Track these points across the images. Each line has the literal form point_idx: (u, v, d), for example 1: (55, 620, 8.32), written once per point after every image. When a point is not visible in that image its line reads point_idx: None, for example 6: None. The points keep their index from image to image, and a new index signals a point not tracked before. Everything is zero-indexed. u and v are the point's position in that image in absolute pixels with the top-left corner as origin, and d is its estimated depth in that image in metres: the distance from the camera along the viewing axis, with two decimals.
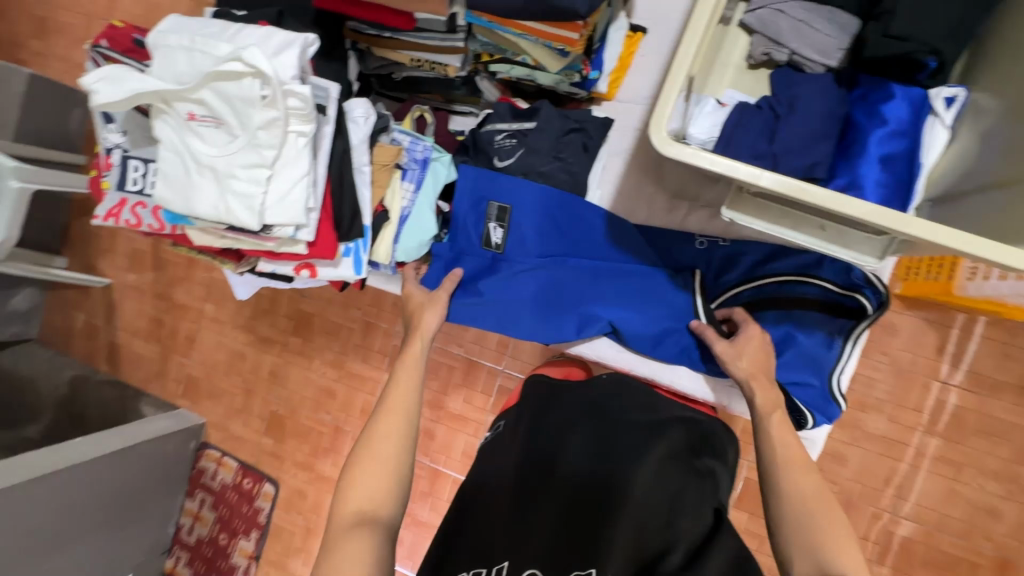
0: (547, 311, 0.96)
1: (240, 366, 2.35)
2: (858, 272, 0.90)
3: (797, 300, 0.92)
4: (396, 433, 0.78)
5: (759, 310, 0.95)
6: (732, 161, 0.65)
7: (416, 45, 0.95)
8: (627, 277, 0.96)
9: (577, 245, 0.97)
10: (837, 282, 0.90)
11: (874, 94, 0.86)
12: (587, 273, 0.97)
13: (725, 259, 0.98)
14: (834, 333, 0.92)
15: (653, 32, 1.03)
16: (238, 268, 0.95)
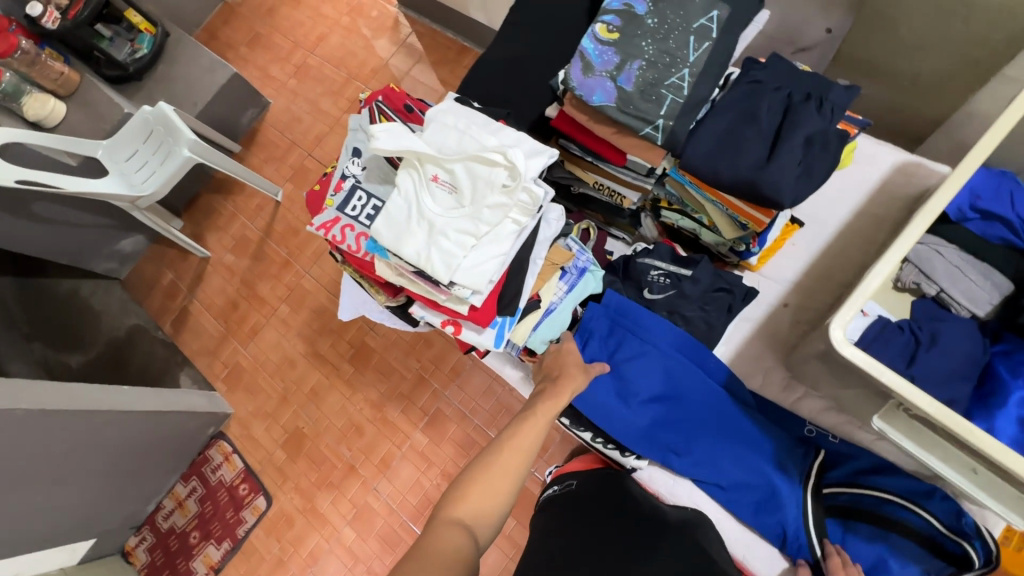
0: (659, 438, 1.01)
1: (287, 372, 2.42)
2: (969, 520, 0.85)
3: (895, 524, 0.88)
4: (511, 456, 0.84)
5: (853, 518, 0.92)
6: (902, 377, 0.70)
7: (608, 175, 1.09)
8: (757, 459, 0.96)
9: (723, 408, 1.00)
10: (944, 522, 0.86)
11: (1018, 353, 0.91)
12: (724, 433, 0.99)
13: (836, 456, 0.98)
14: (931, 572, 0.86)
15: (809, 227, 1.14)
16: (390, 301, 1.04)
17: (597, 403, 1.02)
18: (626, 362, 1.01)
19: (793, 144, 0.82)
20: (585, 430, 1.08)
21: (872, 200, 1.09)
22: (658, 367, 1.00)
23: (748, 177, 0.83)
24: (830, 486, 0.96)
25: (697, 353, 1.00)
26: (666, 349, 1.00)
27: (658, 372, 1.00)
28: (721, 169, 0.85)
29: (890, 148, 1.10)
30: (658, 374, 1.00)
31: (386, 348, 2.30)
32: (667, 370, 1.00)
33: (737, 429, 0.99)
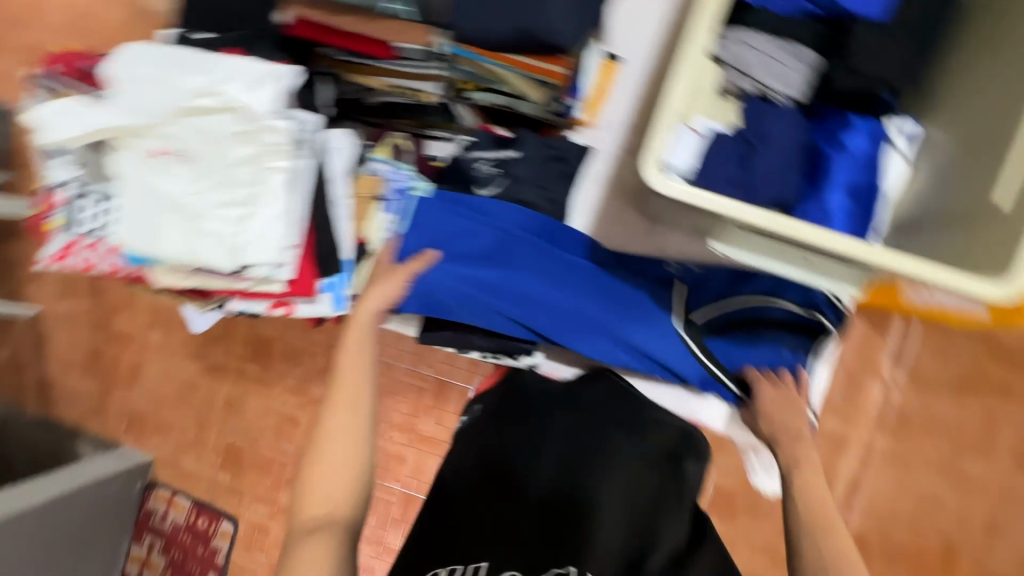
0: (535, 319, 0.93)
1: (193, 397, 2.20)
2: (819, 293, 0.89)
3: (762, 321, 0.92)
4: (342, 423, 0.75)
5: (724, 331, 0.94)
6: (728, 200, 0.66)
7: (393, 72, 0.95)
8: (623, 302, 0.95)
9: (585, 272, 0.95)
10: (800, 304, 0.89)
11: (836, 123, 0.92)
12: (591, 291, 0.94)
13: (698, 282, 0.95)
14: (799, 348, 0.93)
15: (629, 61, 1.03)
16: (205, 306, 0.89)
17: (450, 311, 0.92)
18: (464, 255, 0.92)
19: None
20: (473, 350, 1.02)
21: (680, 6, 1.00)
22: (495, 245, 0.92)
23: None
24: (696, 312, 0.95)
25: (530, 220, 0.93)
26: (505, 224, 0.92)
27: (496, 251, 0.92)
28: None
29: None
30: (499, 254, 0.92)
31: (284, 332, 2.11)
32: (507, 246, 0.92)
33: (606, 285, 0.95)
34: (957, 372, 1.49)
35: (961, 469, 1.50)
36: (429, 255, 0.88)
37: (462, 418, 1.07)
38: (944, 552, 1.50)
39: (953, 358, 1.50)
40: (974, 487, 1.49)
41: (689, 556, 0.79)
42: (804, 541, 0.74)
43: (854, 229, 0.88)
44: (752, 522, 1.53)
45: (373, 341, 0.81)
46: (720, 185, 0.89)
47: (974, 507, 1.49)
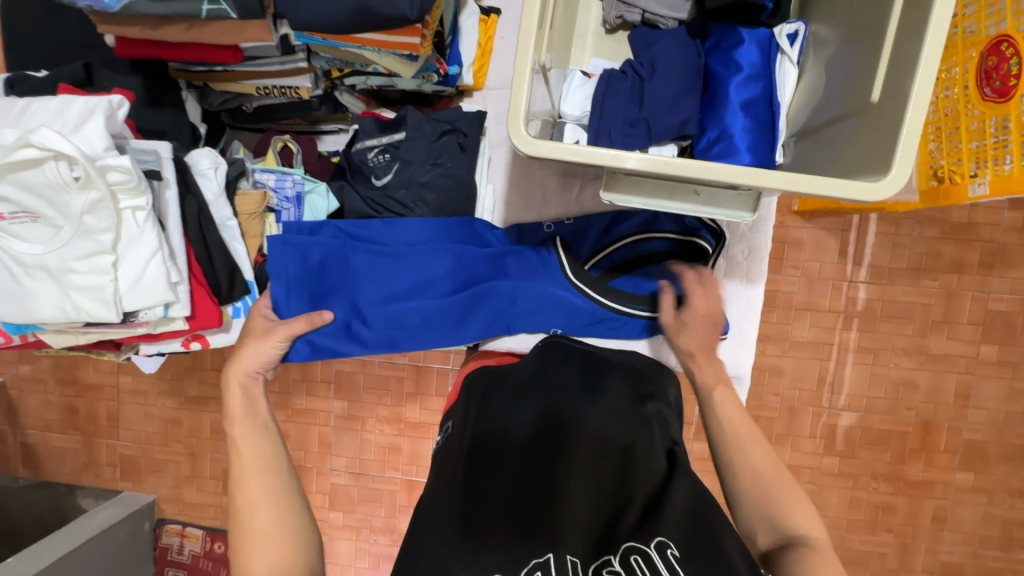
0: (436, 326, 0.89)
1: (178, 431, 1.92)
2: (690, 217, 0.92)
3: (646, 257, 0.93)
4: (261, 481, 0.68)
5: (614, 278, 0.93)
6: (600, 149, 0.64)
7: (254, 74, 0.87)
8: (521, 274, 0.92)
9: (467, 258, 0.90)
10: (675, 231, 0.91)
11: (725, 41, 0.87)
12: (485, 273, 0.91)
13: (575, 234, 0.95)
14: (691, 275, 0.93)
15: (507, 12, 0.99)
16: (120, 355, 0.95)
17: (339, 346, 0.88)
18: (341, 285, 0.88)
19: None
20: None
21: None
22: (370, 258, 0.88)
23: (357, 3, 0.66)
24: (588, 262, 0.94)
25: (402, 227, 0.90)
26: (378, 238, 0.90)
27: (371, 267, 0.88)
28: (326, 10, 0.68)
29: None
30: (377, 269, 0.88)
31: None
32: (380, 260, 0.88)
33: (494, 265, 0.91)
34: (912, 257, 1.51)
35: (929, 347, 1.53)
36: (321, 315, 0.85)
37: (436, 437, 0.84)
38: (924, 428, 1.56)
39: (906, 245, 1.51)
40: (943, 363, 1.53)
41: (667, 496, 0.67)
42: (734, 460, 0.76)
43: (761, 149, 0.84)
44: None
45: (264, 403, 0.75)
46: (615, 125, 0.87)
47: (944, 381, 1.54)
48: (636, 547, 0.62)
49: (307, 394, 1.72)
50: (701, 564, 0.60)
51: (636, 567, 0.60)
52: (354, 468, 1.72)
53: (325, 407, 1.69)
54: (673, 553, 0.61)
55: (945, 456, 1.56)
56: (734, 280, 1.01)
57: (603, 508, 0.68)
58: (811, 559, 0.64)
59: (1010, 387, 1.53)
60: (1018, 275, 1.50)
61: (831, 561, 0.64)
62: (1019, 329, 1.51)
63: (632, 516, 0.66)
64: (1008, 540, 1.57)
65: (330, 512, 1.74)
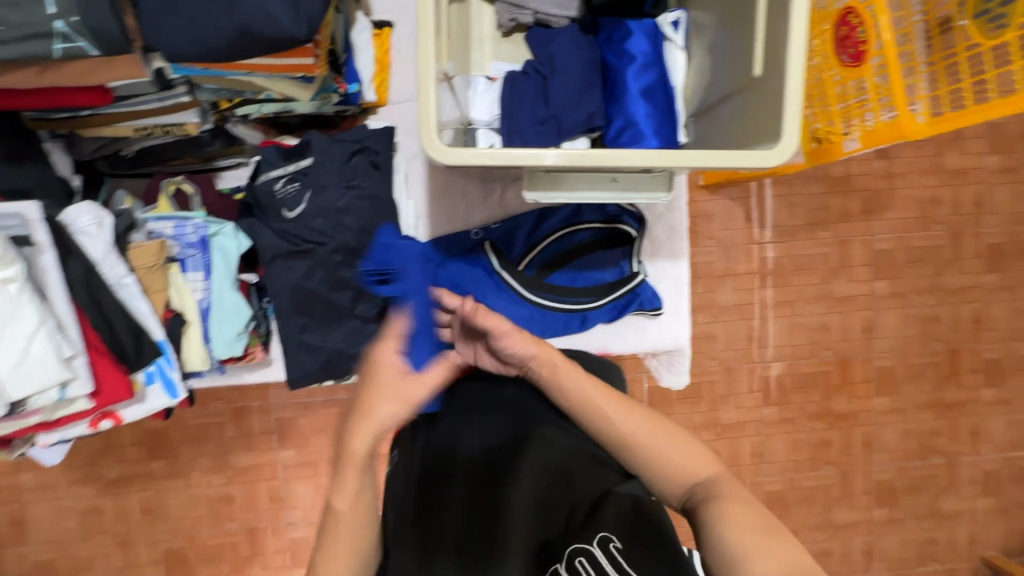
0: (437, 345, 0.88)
1: (99, 523, 1.65)
2: (610, 205, 0.94)
3: (576, 249, 0.95)
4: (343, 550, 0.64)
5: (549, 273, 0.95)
6: (514, 149, 0.65)
7: (129, 114, 0.80)
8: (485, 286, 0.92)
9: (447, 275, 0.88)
10: (599, 220, 0.94)
11: (616, 33, 0.91)
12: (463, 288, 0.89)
13: (504, 237, 0.96)
14: (620, 259, 0.97)
15: (400, 24, 0.97)
16: (14, 451, 0.85)
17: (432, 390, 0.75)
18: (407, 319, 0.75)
19: None
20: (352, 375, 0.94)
21: None
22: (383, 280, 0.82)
23: (237, 28, 0.62)
24: (521, 262, 0.95)
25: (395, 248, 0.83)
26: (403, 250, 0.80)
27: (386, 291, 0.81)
28: (206, 37, 0.63)
29: None
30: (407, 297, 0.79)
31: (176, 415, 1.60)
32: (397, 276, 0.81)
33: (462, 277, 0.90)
34: (807, 214, 1.66)
35: (834, 292, 1.69)
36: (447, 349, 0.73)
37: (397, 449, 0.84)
38: (842, 364, 1.72)
39: (800, 203, 1.66)
40: (847, 303, 1.70)
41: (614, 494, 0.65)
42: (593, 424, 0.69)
43: (666, 131, 0.89)
44: (688, 406, 1.68)
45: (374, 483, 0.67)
46: (525, 126, 0.89)
47: (851, 320, 1.71)
48: (580, 548, 0.61)
49: (248, 450, 1.60)
50: (643, 557, 0.58)
51: (581, 569, 0.60)
52: (313, 517, 1.61)
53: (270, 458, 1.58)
54: (615, 545, 0.60)
55: (863, 386, 1.73)
56: (660, 258, 1.06)
57: (545, 511, 0.68)
58: (713, 503, 0.59)
59: (904, 315, 1.72)
60: (894, 216, 1.69)
61: (733, 498, 0.58)
62: (902, 263, 1.70)
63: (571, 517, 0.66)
64: (924, 449, 1.77)
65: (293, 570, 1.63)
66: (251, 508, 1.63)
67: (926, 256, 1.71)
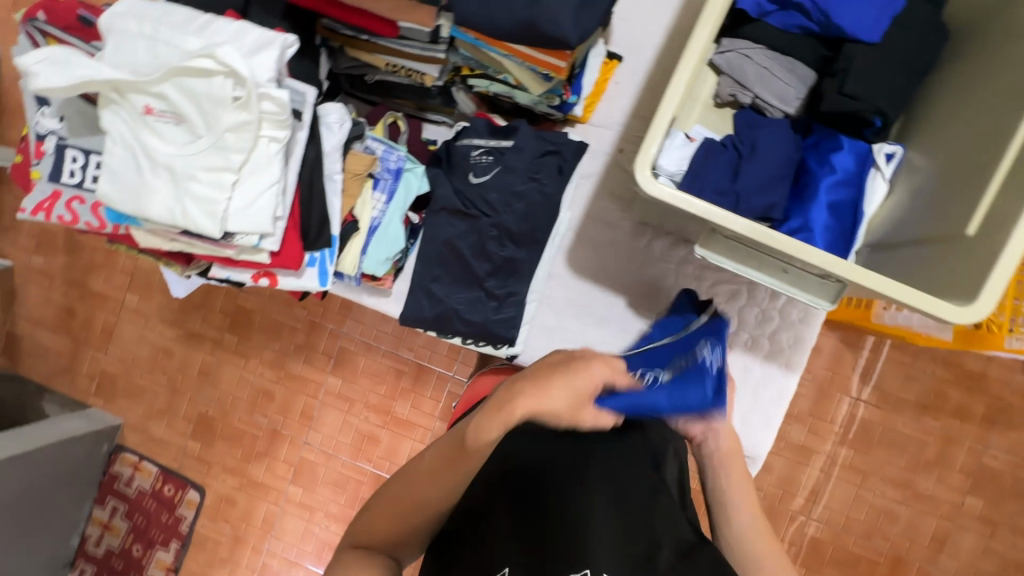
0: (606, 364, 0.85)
1: (165, 364, 1.78)
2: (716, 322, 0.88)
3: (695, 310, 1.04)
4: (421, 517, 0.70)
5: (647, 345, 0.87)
6: (708, 204, 0.70)
7: (392, 51, 0.93)
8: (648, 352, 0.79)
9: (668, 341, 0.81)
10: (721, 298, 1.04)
11: (825, 143, 0.93)
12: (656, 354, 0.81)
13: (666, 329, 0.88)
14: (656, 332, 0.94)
15: (628, 61, 1.07)
16: (186, 270, 0.89)
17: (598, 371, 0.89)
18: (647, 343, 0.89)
19: None
20: (455, 336, 1.00)
21: (681, 16, 1.04)
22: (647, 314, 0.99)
23: (527, 18, 0.71)
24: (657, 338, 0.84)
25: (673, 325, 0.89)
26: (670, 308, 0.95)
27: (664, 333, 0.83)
28: (495, 14, 0.73)
29: None
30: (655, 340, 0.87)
31: (267, 302, 1.71)
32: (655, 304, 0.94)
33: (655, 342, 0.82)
34: (922, 392, 1.52)
35: (917, 483, 1.52)
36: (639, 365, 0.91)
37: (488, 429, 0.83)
38: (894, 564, 1.52)
39: (918, 378, 1.52)
40: (929, 503, 1.52)
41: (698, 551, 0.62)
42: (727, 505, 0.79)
43: (837, 249, 0.90)
44: None
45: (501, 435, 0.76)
46: (708, 188, 0.92)
47: (923, 522, 1.52)
48: None
49: (304, 360, 1.67)
50: None
51: None
52: (328, 448, 1.65)
53: (320, 379, 1.65)
54: None
55: None
56: (773, 364, 1.03)
57: (636, 546, 0.62)
58: None
59: (987, 546, 1.50)
60: (1019, 439, 1.49)
61: None
62: (1007, 491, 1.50)
63: (668, 562, 0.60)
64: None
65: (290, 485, 1.67)
66: (282, 413, 1.70)
67: None
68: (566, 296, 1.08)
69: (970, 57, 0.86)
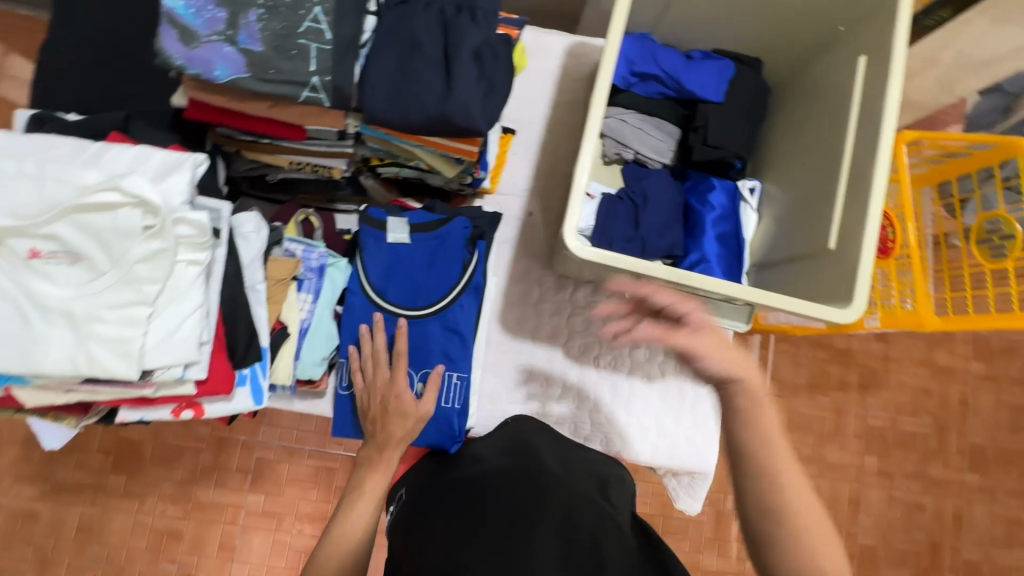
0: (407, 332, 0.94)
1: (26, 532, 1.43)
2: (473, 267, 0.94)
3: (628, 346, 1.13)
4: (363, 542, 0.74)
5: (429, 300, 0.94)
6: (629, 258, 0.82)
7: (296, 151, 0.91)
8: (434, 337, 0.94)
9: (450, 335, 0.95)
10: (648, 333, 1.14)
11: (701, 184, 1.08)
12: (441, 330, 0.94)
13: (437, 283, 0.94)
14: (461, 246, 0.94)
15: (522, 131, 1.16)
16: (85, 419, 0.77)
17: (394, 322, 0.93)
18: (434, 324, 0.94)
19: (463, 59, 0.76)
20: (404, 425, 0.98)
21: (560, 87, 1.16)
22: (435, 231, 0.94)
23: (437, 113, 0.76)
24: (432, 305, 0.94)
25: (447, 266, 0.94)
26: (454, 246, 0.94)
27: (438, 309, 0.94)
28: (403, 111, 0.76)
29: (556, 35, 1.16)
30: (446, 318, 0.94)
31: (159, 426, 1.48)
32: (448, 239, 0.94)
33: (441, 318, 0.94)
34: (811, 374, 1.71)
35: (827, 457, 1.69)
36: (434, 301, 0.94)
37: (407, 516, 0.84)
38: None
39: (804, 363, 1.72)
40: (838, 471, 1.69)
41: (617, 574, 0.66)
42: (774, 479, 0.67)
43: (732, 273, 1.03)
44: (676, 543, 1.55)
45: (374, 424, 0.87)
46: (616, 239, 1.02)
47: (839, 489, 1.69)
48: None
49: (216, 485, 1.45)
50: None
51: None
52: None
53: (238, 500, 1.44)
54: None
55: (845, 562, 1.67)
56: (702, 381, 1.13)
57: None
58: None
59: (890, 496, 1.70)
60: (890, 395, 1.73)
61: None
62: (894, 444, 1.72)
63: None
64: None
65: None
66: (195, 552, 1.45)
67: (915, 443, 1.72)
68: (504, 358, 1.11)
69: (793, 105, 1.07)
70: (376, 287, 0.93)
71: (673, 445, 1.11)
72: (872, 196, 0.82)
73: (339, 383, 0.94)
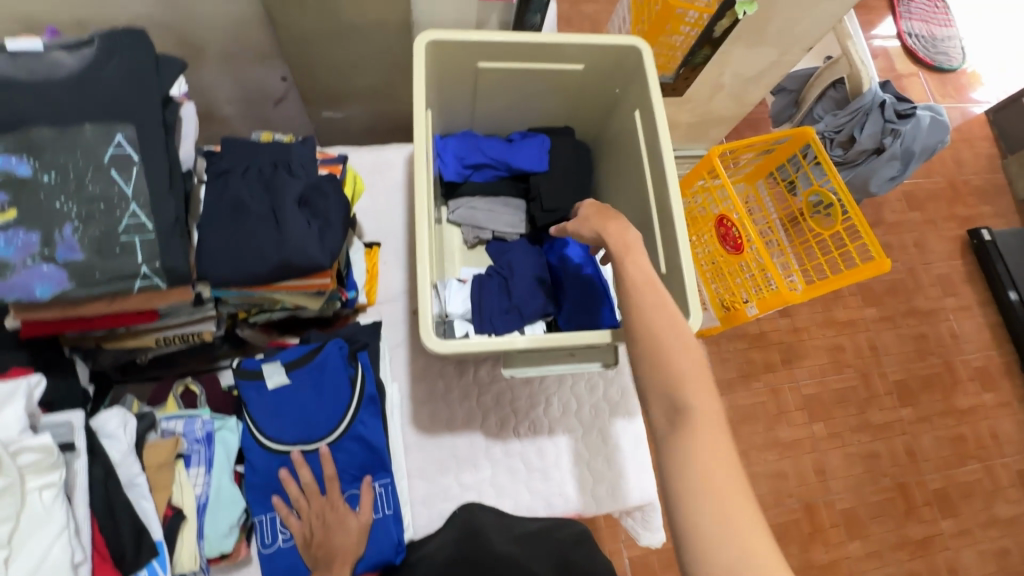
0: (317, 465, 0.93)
1: None
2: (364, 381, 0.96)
3: (543, 405, 1.17)
4: None
5: (330, 426, 0.94)
6: (499, 339, 0.84)
7: (157, 329, 0.92)
8: (346, 459, 0.95)
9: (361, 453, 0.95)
10: (557, 387, 1.18)
11: (556, 244, 1.20)
12: (352, 451, 0.95)
13: (331, 409, 0.94)
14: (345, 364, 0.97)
15: (386, 242, 1.23)
16: None
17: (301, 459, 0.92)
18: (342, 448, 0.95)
19: (290, 208, 0.83)
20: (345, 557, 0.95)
21: (409, 191, 1.26)
22: (314, 360, 0.95)
23: (279, 260, 0.81)
24: (333, 430, 0.94)
25: (335, 389, 0.95)
26: (336, 368, 0.95)
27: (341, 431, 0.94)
28: (247, 268, 0.81)
29: (392, 150, 1.27)
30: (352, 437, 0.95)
31: None
32: (328, 364, 0.95)
33: (348, 441, 0.95)
34: (738, 366, 1.78)
35: (782, 437, 1.73)
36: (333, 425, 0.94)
37: None
38: (810, 512, 1.68)
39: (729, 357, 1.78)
40: (793, 447, 1.73)
41: None
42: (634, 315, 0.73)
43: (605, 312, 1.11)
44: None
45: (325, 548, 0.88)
46: (494, 314, 1.09)
47: (802, 463, 1.72)
48: None
49: None
50: None
51: None
52: None
53: None
54: None
55: (834, 532, 1.68)
56: (619, 416, 1.18)
57: None
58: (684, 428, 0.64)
59: (847, 453, 1.76)
60: (811, 362, 1.83)
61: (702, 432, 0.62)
62: (832, 404, 1.80)
63: None
64: None
65: None
66: None
67: (848, 397, 1.82)
68: (429, 459, 1.12)
69: (609, 156, 1.23)
70: (273, 433, 0.92)
71: (614, 486, 1.14)
72: (678, 238, 0.93)
73: (260, 543, 0.90)
